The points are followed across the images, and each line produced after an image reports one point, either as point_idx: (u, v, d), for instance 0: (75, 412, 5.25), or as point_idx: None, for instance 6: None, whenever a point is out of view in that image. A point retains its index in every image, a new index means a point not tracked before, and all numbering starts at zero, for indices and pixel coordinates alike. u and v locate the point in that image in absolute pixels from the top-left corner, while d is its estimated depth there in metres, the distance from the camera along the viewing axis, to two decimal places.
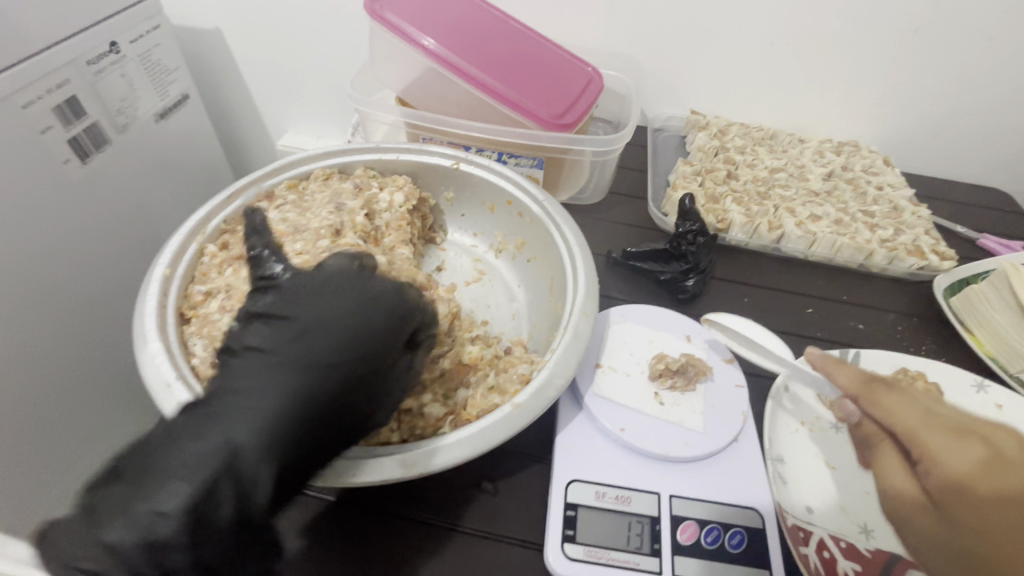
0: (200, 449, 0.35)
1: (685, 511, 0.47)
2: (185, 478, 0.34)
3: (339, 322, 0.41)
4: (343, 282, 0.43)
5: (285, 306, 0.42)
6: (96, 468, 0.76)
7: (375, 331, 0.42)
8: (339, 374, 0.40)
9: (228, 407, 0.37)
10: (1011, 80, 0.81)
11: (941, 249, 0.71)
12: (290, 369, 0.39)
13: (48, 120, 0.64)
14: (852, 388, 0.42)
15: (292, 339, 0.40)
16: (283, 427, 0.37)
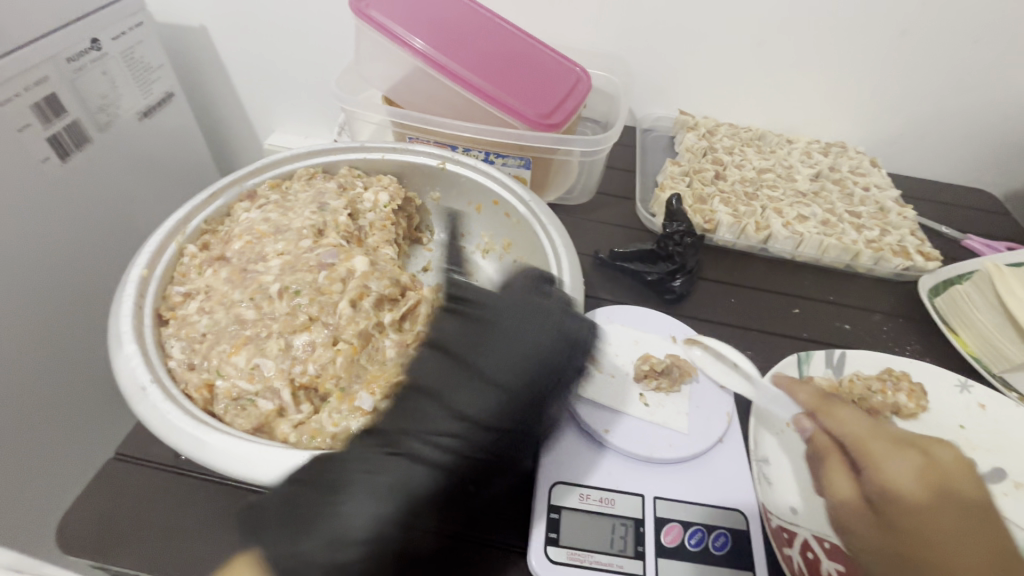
0: (389, 472, 0.41)
1: (668, 513, 0.46)
2: (379, 495, 0.39)
3: (514, 365, 0.47)
4: (535, 325, 0.49)
5: (461, 348, 0.48)
6: (75, 471, 0.75)
7: (541, 378, 0.47)
8: (504, 413, 0.45)
9: (414, 437, 0.43)
10: (996, 81, 0.81)
11: (926, 249, 0.71)
12: (467, 406, 0.45)
13: (25, 118, 0.62)
14: (810, 403, 0.50)
15: (467, 379, 0.46)
16: (459, 459, 0.42)
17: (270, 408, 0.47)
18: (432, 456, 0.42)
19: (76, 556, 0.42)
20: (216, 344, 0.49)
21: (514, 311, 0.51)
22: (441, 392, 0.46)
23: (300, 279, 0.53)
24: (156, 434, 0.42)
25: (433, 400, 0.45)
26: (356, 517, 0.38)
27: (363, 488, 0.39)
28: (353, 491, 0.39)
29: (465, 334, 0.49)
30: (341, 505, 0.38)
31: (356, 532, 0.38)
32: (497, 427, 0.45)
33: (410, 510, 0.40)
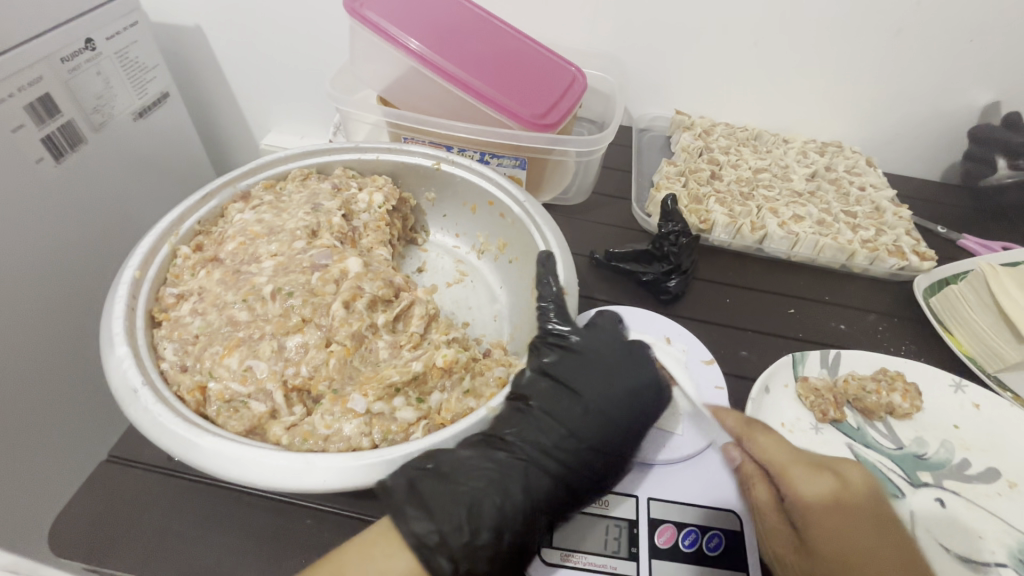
0: (512, 477, 0.44)
1: (662, 513, 0.46)
2: (505, 499, 0.42)
3: (621, 397, 0.49)
4: (636, 362, 0.51)
5: (571, 375, 0.50)
6: (69, 471, 0.75)
7: (643, 413, 0.49)
8: (613, 441, 0.47)
9: (535, 450, 0.46)
10: (991, 81, 0.81)
11: (921, 250, 0.71)
12: (578, 429, 0.47)
13: (19, 119, 0.62)
14: (735, 429, 0.47)
15: (576, 404, 0.48)
16: (572, 477, 0.45)
17: (263, 410, 0.47)
18: (552, 469, 0.45)
19: (67, 558, 0.42)
20: (209, 346, 0.49)
21: (616, 345, 0.52)
22: (554, 412, 0.48)
23: (294, 280, 0.53)
24: (147, 436, 0.42)
25: (548, 420, 0.47)
26: (489, 515, 0.41)
27: (493, 494, 0.42)
28: (484, 496, 0.42)
29: (572, 363, 0.51)
30: (469, 503, 0.41)
31: (482, 533, 0.40)
32: (603, 451, 0.47)
33: (530, 515, 0.43)
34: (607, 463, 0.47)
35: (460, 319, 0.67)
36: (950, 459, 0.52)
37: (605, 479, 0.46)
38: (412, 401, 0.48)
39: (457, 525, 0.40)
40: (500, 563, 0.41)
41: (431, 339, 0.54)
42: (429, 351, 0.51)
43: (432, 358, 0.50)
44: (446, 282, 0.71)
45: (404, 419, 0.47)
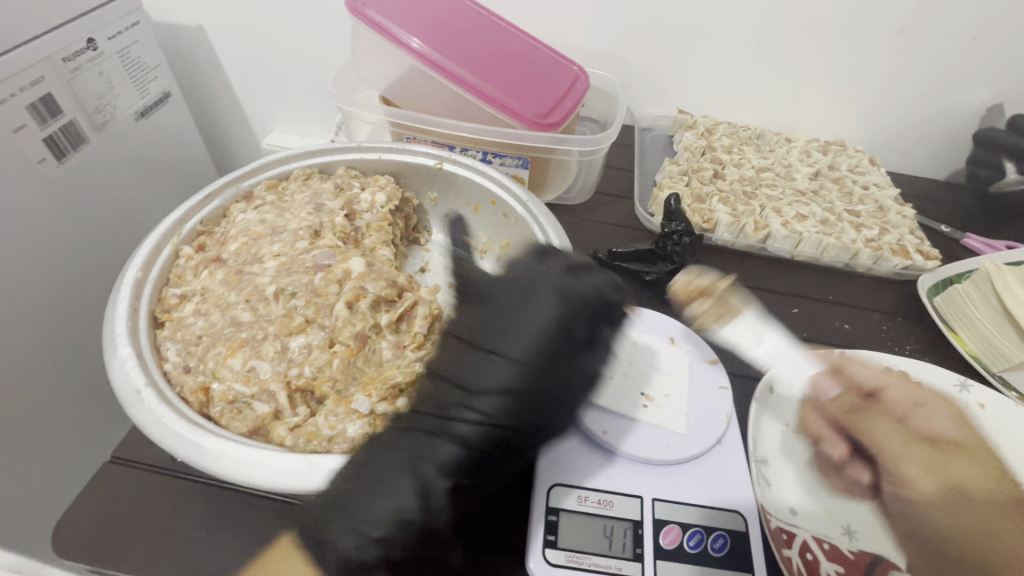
0: (406, 452, 0.41)
1: (667, 514, 0.46)
2: (402, 481, 0.40)
3: (524, 338, 0.46)
4: (537, 293, 0.49)
5: (474, 330, 0.48)
6: (74, 472, 0.75)
7: (550, 344, 0.46)
8: (525, 384, 0.45)
9: (438, 418, 0.43)
10: (995, 79, 0.81)
11: (925, 248, 0.72)
12: (485, 386, 0.44)
13: (21, 119, 0.62)
14: (840, 414, 0.51)
15: (484, 358, 0.46)
16: (485, 431, 0.42)
17: (266, 411, 0.46)
18: (460, 436, 0.42)
19: (70, 559, 0.42)
20: (212, 347, 0.49)
21: (506, 288, 0.51)
22: (457, 377, 0.46)
23: (297, 281, 0.53)
24: (151, 438, 0.42)
25: (450, 385, 0.45)
26: (382, 505, 0.39)
27: (389, 477, 0.40)
28: (384, 480, 0.40)
29: (473, 317, 0.50)
30: (362, 505, 0.39)
31: (373, 520, 0.38)
32: (509, 406, 0.44)
33: (435, 488, 0.40)
34: (520, 409, 0.44)
35: None
36: None
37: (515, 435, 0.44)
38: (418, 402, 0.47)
39: (346, 524, 0.39)
40: (405, 553, 0.38)
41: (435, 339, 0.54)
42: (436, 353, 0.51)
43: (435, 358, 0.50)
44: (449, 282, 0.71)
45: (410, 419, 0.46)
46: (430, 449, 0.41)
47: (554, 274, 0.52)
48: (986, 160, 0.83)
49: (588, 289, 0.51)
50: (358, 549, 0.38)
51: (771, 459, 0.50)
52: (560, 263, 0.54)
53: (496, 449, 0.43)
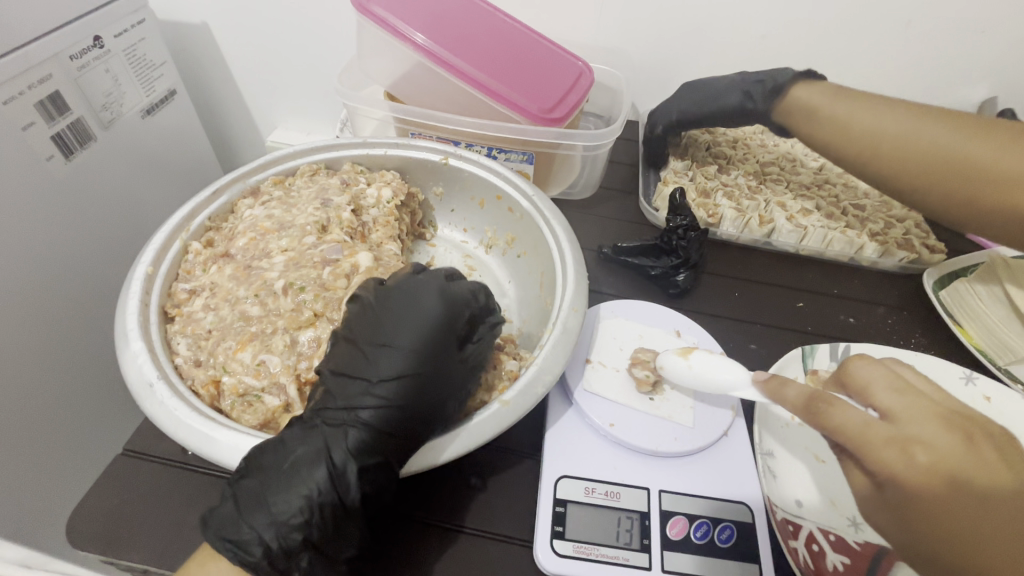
0: (315, 444, 0.41)
1: (674, 506, 0.47)
2: (317, 469, 0.40)
3: (410, 328, 0.46)
4: (422, 292, 0.48)
5: (361, 326, 0.47)
6: (87, 465, 0.76)
7: (437, 333, 0.46)
8: (419, 370, 0.44)
9: (344, 409, 0.43)
10: (999, 73, 0.80)
11: (931, 241, 0.72)
12: (380, 375, 0.44)
13: (30, 117, 0.62)
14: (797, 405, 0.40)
15: (376, 351, 0.45)
16: (385, 417, 0.43)
17: (276, 404, 0.47)
18: (361, 421, 0.42)
19: (85, 550, 0.42)
20: (222, 341, 0.50)
21: (395, 288, 0.49)
22: (348, 371, 0.45)
23: (305, 276, 0.53)
24: (163, 430, 0.42)
25: (347, 380, 0.44)
26: (296, 488, 0.39)
27: (301, 467, 0.40)
28: (297, 473, 0.40)
29: (361, 314, 0.48)
30: (277, 498, 0.39)
31: (288, 509, 0.39)
32: (411, 394, 0.44)
33: (346, 468, 0.40)
34: (416, 391, 0.44)
35: None
36: None
37: (418, 419, 0.43)
38: None
39: (266, 511, 0.39)
40: (323, 532, 0.39)
41: None
42: None
43: None
44: None
45: None
46: (330, 438, 0.41)
47: (438, 277, 0.50)
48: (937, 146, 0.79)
49: (467, 293, 0.50)
50: (279, 539, 0.38)
51: (775, 451, 0.50)
52: (439, 271, 0.52)
53: (397, 432, 0.43)
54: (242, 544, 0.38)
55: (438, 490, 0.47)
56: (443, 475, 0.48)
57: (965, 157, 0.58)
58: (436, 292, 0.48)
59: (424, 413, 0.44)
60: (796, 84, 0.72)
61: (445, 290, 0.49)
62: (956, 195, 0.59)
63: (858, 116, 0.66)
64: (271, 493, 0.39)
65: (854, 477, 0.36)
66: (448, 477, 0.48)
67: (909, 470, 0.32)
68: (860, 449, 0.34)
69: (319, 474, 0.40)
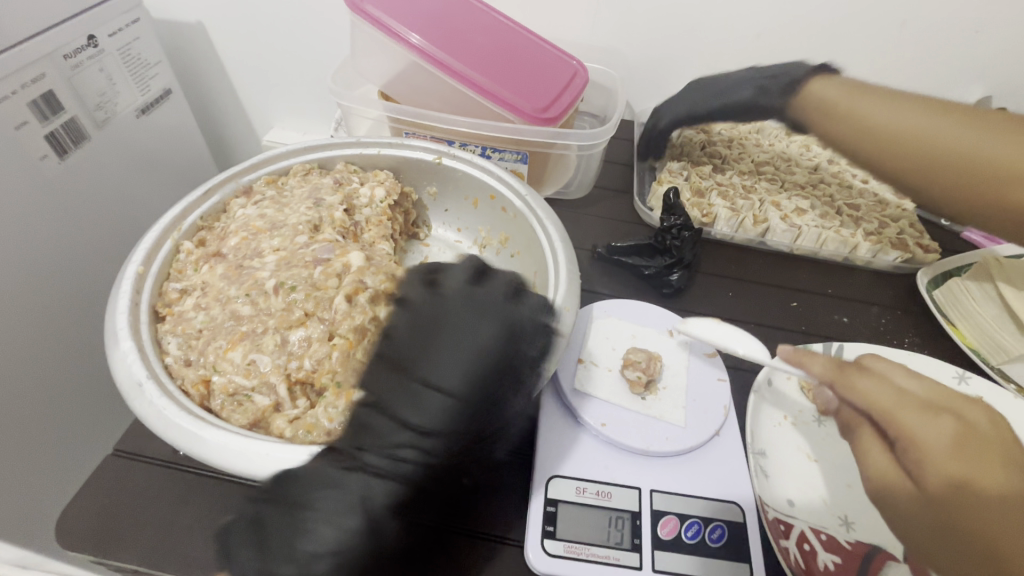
0: (352, 491, 0.40)
1: (665, 506, 0.47)
2: (351, 518, 0.39)
3: (460, 365, 0.46)
4: (480, 323, 0.48)
5: (409, 362, 0.46)
6: (80, 465, 0.76)
7: (491, 372, 0.46)
8: (467, 415, 0.45)
9: (386, 452, 0.43)
10: (994, 72, 0.80)
11: (924, 241, 0.72)
12: (427, 421, 0.44)
13: (23, 116, 0.62)
14: (827, 375, 0.47)
15: (422, 390, 0.45)
16: (429, 466, 0.43)
17: (267, 403, 0.47)
18: (400, 469, 0.42)
19: (74, 551, 0.42)
20: (213, 340, 0.50)
21: (450, 314, 0.49)
22: (393, 405, 0.45)
23: (296, 275, 0.53)
24: (152, 430, 0.42)
25: (388, 420, 0.44)
26: (326, 537, 0.38)
27: (334, 513, 0.39)
28: (330, 518, 0.39)
29: (412, 345, 0.47)
30: (308, 542, 0.38)
31: (317, 562, 0.38)
32: (456, 444, 0.44)
33: (382, 518, 0.40)
34: (460, 435, 0.44)
35: None
36: None
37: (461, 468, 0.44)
38: None
39: (292, 557, 0.38)
40: None
41: None
42: None
43: None
44: None
45: None
46: (369, 485, 0.41)
47: (490, 309, 0.50)
48: None
49: (534, 318, 0.50)
50: None
51: (768, 451, 0.51)
52: (499, 287, 0.52)
53: (437, 479, 0.43)
54: None
55: None
56: None
57: (986, 154, 0.55)
58: (486, 332, 0.48)
59: (465, 458, 0.44)
60: (818, 79, 0.71)
61: (498, 329, 0.48)
62: (981, 192, 0.55)
63: (878, 109, 0.62)
64: (300, 540, 0.38)
65: (874, 454, 0.42)
66: None
67: (935, 430, 0.39)
68: (887, 414, 0.42)
69: (359, 524, 0.39)
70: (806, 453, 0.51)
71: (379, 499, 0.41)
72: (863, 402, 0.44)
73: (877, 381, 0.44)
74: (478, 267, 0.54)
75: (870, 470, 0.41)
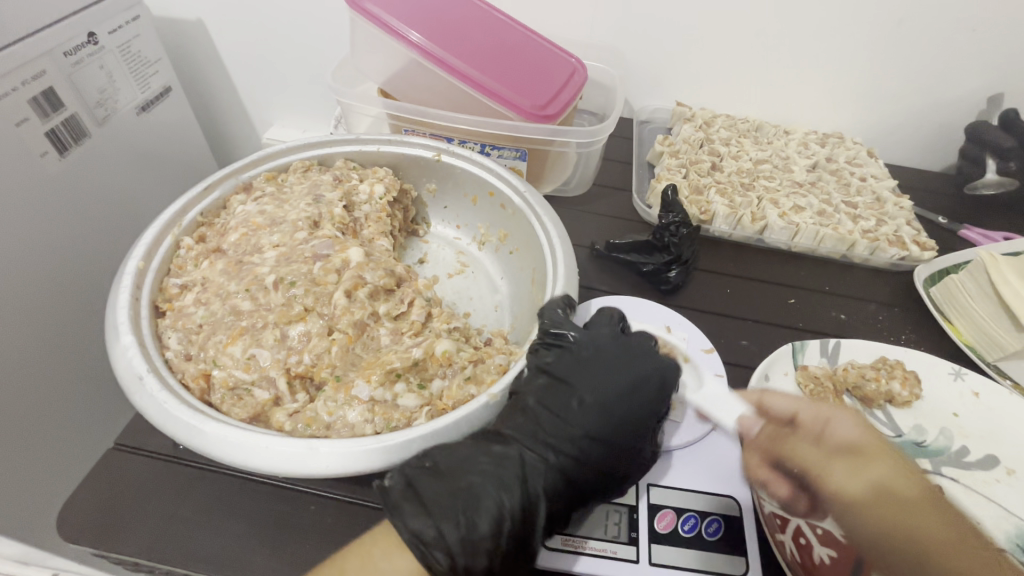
0: (513, 470, 0.43)
1: (662, 500, 0.47)
2: (510, 492, 0.42)
3: (623, 396, 0.47)
4: (643, 361, 0.49)
5: (570, 375, 0.48)
6: (81, 460, 0.77)
7: (645, 408, 0.47)
8: (622, 446, 0.46)
9: (534, 438, 0.46)
10: (990, 71, 0.81)
11: (922, 239, 0.71)
12: (582, 430, 0.46)
13: (24, 112, 0.63)
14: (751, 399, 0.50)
15: (582, 410, 0.47)
16: (578, 471, 0.45)
17: (266, 397, 0.47)
18: (552, 461, 0.45)
19: (75, 543, 0.43)
20: (213, 335, 0.50)
21: (614, 343, 0.50)
22: (554, 409, 0.47)
23: (296, 270, 0.53)
24: (153, 423, 0.43)
25: (551, 420, 0.46)
26: (488, 508, 0.40)
27: (496, 486, 0.42)
28: (489, 490, 0.41)
29: (571, 361, 0.49)
30: (470, 511, 0.40)
31: (480, 526, 0.40)
32: (604, 456, 0.46)
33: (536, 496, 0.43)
34: (609, 460, 0.45)
35: (460, 310, 0.67)
36: (949, 447, 0.53)
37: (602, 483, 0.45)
38: (415, 388, 0.49)
39: (456, 520, 0.39)
40: (504, 558, 0.40)
41: (432, 328, 0.55)
42: (431, 339, 0.53)
43: (433, 346, 0.51)
44: (447, 273, 0.71)
45: (408, 406, 0.48)
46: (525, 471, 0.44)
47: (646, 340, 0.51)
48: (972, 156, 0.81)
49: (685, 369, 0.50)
50: (468, 549, 0.39)
51: None
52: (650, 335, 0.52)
53: (580, 488, 0.45)
54: (428, 544, 0.38)
55: None
56: None
57: None
58: (644, 366, 0.49)
59: (608, 481, 0.45)
60: None
61: (654, 361, 0.49)
62: None
63: None
64: (463, 500, 0.40)
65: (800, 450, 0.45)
66: None
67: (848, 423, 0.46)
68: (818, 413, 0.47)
69: (518, 499, 0.42)
70: None
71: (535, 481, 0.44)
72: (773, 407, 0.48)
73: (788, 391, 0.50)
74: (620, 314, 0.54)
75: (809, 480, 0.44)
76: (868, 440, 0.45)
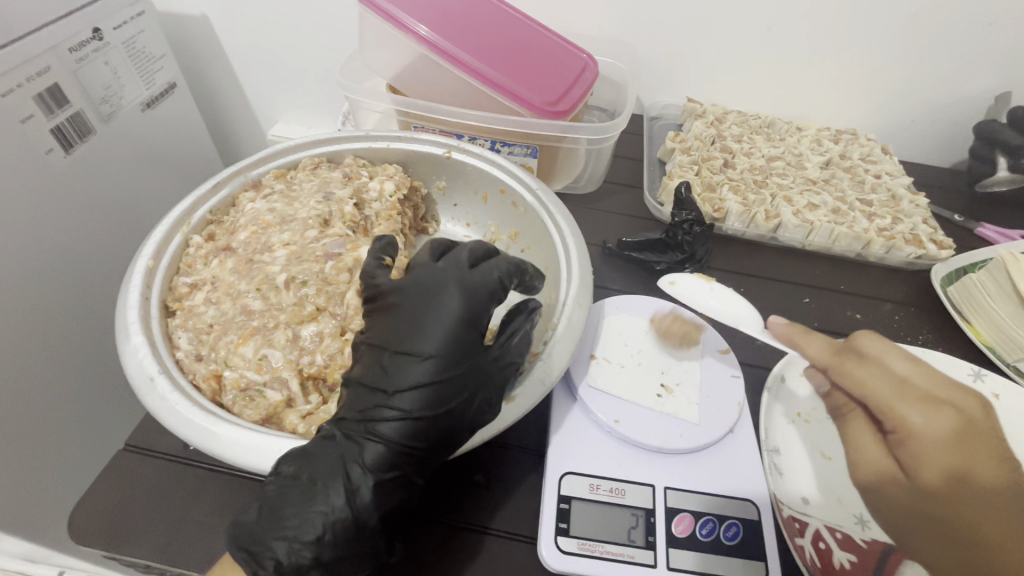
0: (334, 458, 0.41)
1: (679, 503, 0.46)
2: (333, 487, 0.40)
3: (436, 336, 0.43)
4: (445, 285, 0.45)
5: (381, 332, 0.45)
6: (92, 458, 0.77)
7: (462, 346, 0.43)
8: (449, 377, 0.42)
9: (364, 423, 0.42)
10: (1009, 66, 0.79)
11: (939, 237, 0.70)
12: (398, 386, 0.42)
13: (29, 109, 0.62)
14: (823, 360, 0.47)
15: (402, 358, 0.43)
16: (407, 427, 0.41)
17: (279, 399, 0.47)
18: (384, 435, 0.41)
19: (88, 546, 0.42)
20: (224, 335, 0.49)
21: (419, 292, 0.45)
22: (368, 379, 0.43)
23: (307, 270, 0.52)
24: (165, 426, 0.42)
25: (367, 388, 0.43)
26: (315, 513, 0.39)
27: (323, 485, 0.40)
28: (315, 488, 0.40)
29: (382, 320, 0.46)
30: (292, 511, 0.39)
31: (307, 530, 0.39)
32: (432, 406, 0.42)
33: (364, 485, 0.40)
34: (433, 407, 0.42)
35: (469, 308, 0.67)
36: None
37: (442, 436, 0.42)
38: None
39: (281, 529, 0.39)
40: (336, 551, 0.39)
41: None
42: None
43: None
44: None
45: None
46: (349, 452, 0.41)
47: (458, 268, 0.46)
48: (981, 155, 0.80)
49: (492, 278, 0.46)
50: (292, 556, 0.38)
51: (783, 450, 0.50)
52: (461, 251, 0.48)
53: (425, 439, 0.42)
54: (257, 555, 0.38)
55: (448, 488, 0.46)
56: (449, 472, 0.47)
57: None
58: (446, 303, 0.44)
59: (445, 425, 0.42)
60: None
61: (458, 298, 0.44)
62: None
63: None
64: (286, 508, 0.39)
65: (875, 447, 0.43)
66: (452, 474, 0.47)
67: (926, 419, 0.37)
68: (884, 406, 0.40)
69: (332, 487, 0.40)
70: (822, 451, 0.49)
71: (364, 464, 0.40)
72: (859, 390, 0.43)
73: (876, 369, 0.42)
74: (439, 244, 0.50)
75: (865, 460, 0.44)
76: (950, 432, 0.36)
